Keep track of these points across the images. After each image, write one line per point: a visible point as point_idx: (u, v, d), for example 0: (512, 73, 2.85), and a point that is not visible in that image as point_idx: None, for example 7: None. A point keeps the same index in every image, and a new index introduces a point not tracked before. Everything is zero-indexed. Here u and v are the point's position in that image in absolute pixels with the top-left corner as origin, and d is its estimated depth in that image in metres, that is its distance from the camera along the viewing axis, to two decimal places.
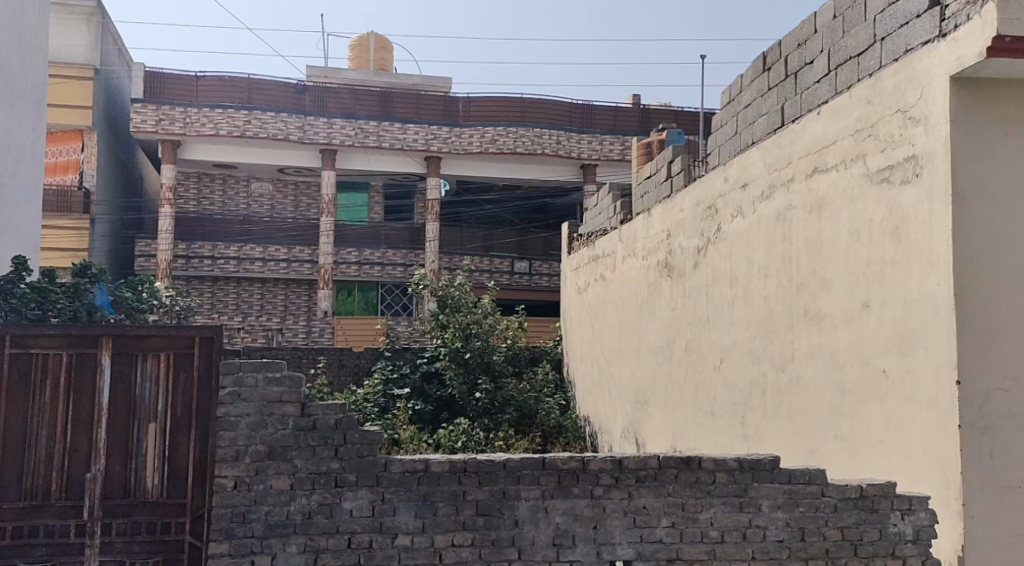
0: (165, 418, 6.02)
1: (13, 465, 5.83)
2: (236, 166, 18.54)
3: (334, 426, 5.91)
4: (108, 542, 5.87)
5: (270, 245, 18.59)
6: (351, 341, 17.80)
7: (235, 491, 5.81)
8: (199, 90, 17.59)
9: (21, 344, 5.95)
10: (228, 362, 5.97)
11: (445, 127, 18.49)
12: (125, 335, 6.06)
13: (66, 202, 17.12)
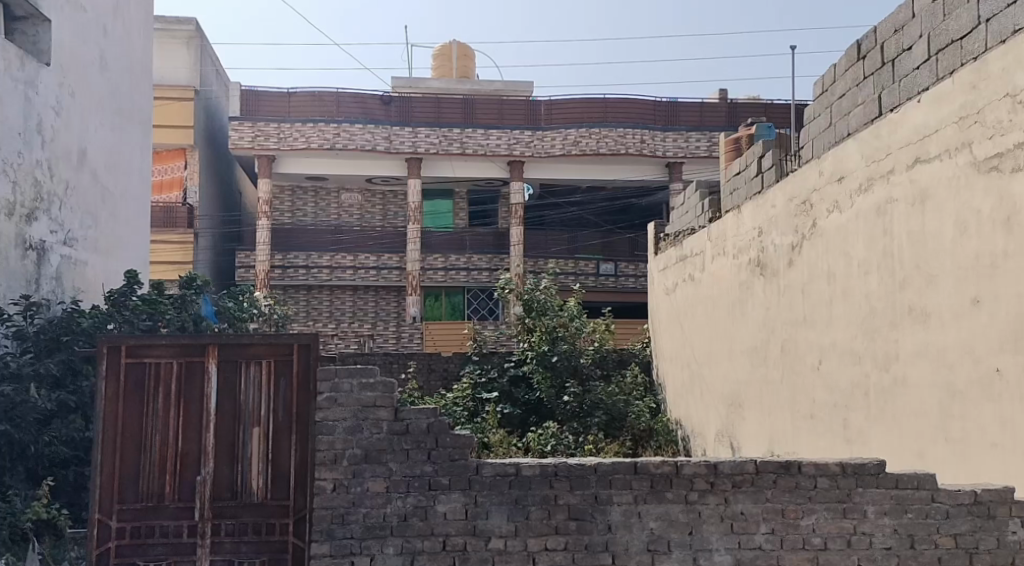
0: (268, 423, 6.22)
1: (131, 469, 6.13)
2: (326, 177, 19.02)
3: (427, 431, 6.07)
4: (218, 542, 6.09)
5: (360, 254, 19.00)
6: (439, 346, 18.28)
7: (334, 494, 6.00)
8: (292, 106, 18.17)
9: (135, 353, 6.25)
10: (325, 368, 6.13)
11: (527, 131, 18.61)
12: (229, 343, 6.29)
13: (170, 218, 17.84)
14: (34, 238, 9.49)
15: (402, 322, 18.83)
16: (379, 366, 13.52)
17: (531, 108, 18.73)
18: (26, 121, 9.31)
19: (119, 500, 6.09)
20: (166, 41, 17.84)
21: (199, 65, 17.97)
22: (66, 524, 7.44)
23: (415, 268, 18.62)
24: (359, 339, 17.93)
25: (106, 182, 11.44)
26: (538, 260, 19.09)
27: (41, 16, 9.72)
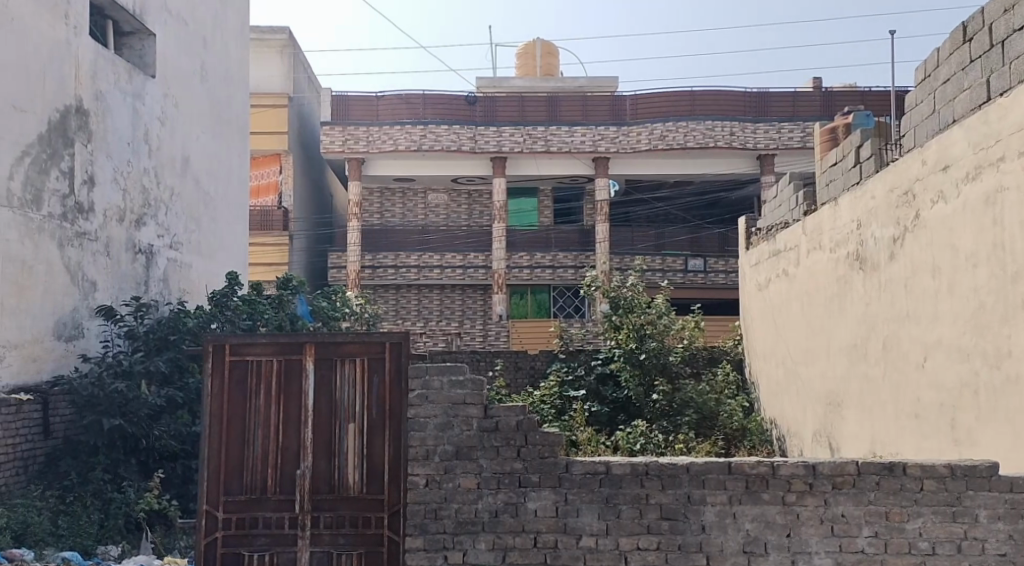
0: (362, 420, 6.36)
1: (235, 462, 6.35)
2: (413, 178, 19.28)
3: (516, 428, 6.11)
4: (317, 534, 6.26)
5: (447, 253, 19.21)
6: (525, 344, 18.23)
7: (427, 489, 6.11)
8: (380, 110, 18.56)
9: (238, 352, 6.46)
10: (416, 366, 6.24)
11: (612, 127, 18.52)
12: (325, 341, 6.45)
13: (266, 221, 18.34)
14: (142, 241, 11.33)
15: (488, 320, 18.99)
16: (467, 364, 13.67)
17: (615, 104, 18.68)
18: (134, 133, 11.14)
19: (224, 492, 6.32)
20: (261, 50, 18.50)
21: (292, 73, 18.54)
22: (175, 515, 8.22)
23: (501, 267, 18.74)
24: (447, 338, 18.17)
25: (208, 187, 13.28)
26: (624, 257, 19.01)
27: (148, 32, 11.52)
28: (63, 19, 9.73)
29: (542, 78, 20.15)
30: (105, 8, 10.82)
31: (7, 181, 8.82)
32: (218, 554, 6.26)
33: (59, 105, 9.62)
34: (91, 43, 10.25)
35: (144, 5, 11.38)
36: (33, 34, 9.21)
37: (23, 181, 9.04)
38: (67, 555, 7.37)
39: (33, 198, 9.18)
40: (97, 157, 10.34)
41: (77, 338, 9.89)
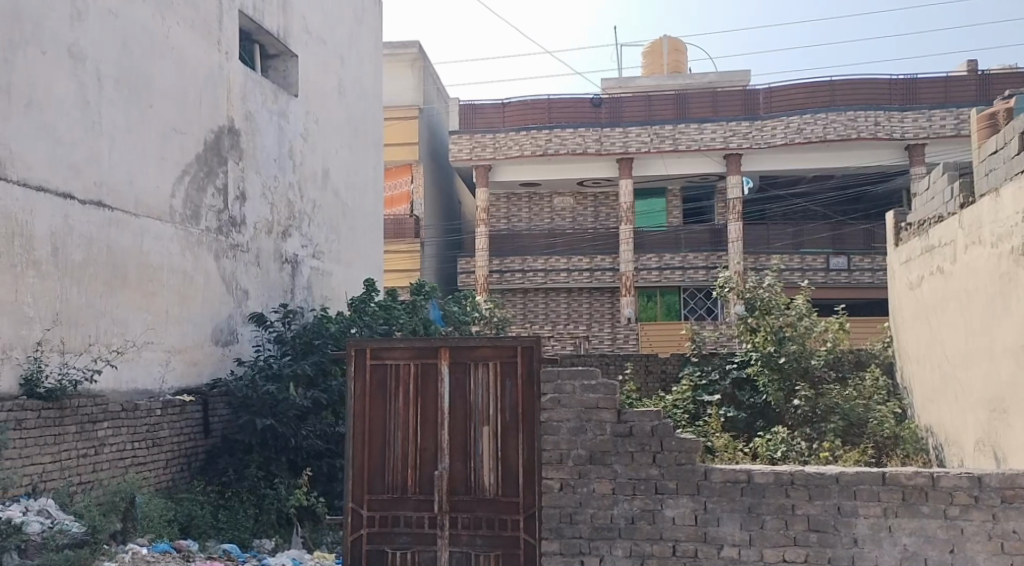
0: (497, 423, 6.33)
1: (376, 462, 6.45)
2: (539, 183, 19.29)
3: (651, 433, 5.99)
4: (456, 534, 6.27)
5: (574, 256, 19.14)
6: (655, 348, 18.53)
7: (562, 493, 6.06)
8: (507, 115, 18.76)
9: (379, 355, 6.55)
10: (548, 370, 6.19)
11: (745, 122, 18.03)
12: (459, 345, 6.43)
13: (400, 230, 18.77)
14: (288, 252, 11.79)
15: (616, 322, 18.84)
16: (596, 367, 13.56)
17: (748, 97, 18.15)
18: (279, 149, 11.61)
19: (367, 489, 6.43)
20: (394, 64, 19.08)
21: (422, 85, 19.04)
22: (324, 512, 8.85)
23: (630, 271, 18.60)
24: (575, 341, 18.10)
25: (346, 198, 13.68)
26: (760, 256, 18.46)
27: (291, 53, 11.97)
28: (216, 46, 10.27)
29: (670, 75, 19.89)
30: (251, 33, 11.32)
31: (169, 199, 9.38)
32: (363, 550, 6.38)
33: (214, 126, 10.17)
34: (241, 67, 10.77)
35: (287, 26, 11.85)
36: (190, 62, 9.77)
37: (183, 198, 9.59)
38: (227, 546, 7.71)
39: (192, 214, 9.72)
40: (248, 174, 10.84)
41: (232, 342, 10.49)
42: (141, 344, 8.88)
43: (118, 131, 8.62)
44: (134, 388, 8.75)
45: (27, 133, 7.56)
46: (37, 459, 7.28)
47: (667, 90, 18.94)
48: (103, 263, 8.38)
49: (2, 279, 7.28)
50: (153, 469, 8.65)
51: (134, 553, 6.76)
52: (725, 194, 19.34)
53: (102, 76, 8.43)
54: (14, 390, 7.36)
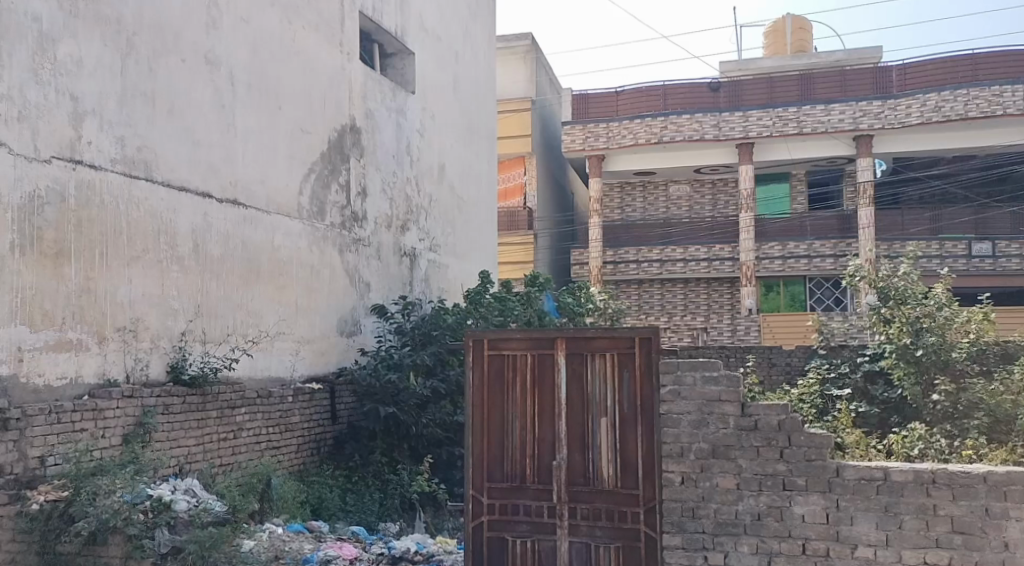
0: (615, 414, 6.18)
1: (495, 451, 6.43)
2: (655, 172, 19.03)
3: (778, 427, 5.77)
4: (576, 525, 6.20)
5: (691, 246, 18.78)
6: (779, 340, 18.03)
7: (683, 487, 5.91)
8: (620, 104, 18.78)
9: (496, 346, 6.52)
10: (668, 361, 6.03)
11: (875, 101, 17.24)
12: (576, 336, 6.32)
13: (514, 222, 18.83)
14: (406, 245, 11.95)
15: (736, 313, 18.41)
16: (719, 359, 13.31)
17: (879, 77, 17.58)
18: (398, 146, 11.78)
19: (486, 477, 6.42)
20: (507, 57, 19.21)
21: (535, 77, 19.03)
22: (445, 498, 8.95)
23: (750, 258, 17.97)
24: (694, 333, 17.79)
25: (462, 192, 13.80)
26: (894, 243, 17.70)
27: (408, 51, 12.14)
28: (338, 47, 10.49)
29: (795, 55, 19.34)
30: (371, 33, 11.53)
31: (297, 196, 9.62)
32: (485, 537, 6.38)
33: (337, 125, 10.40)
34: (361, 68, 10.98)
35: (404, 26, 12.02)
36: (314, 64, 10.01)
37: (310, 195, 9.83)
38: (355, 528, 7.78)
39: (318, 210, 9.96)
40: (368, 170, 11.04)
41: (355, 333, 10.69)
42: (273, 334, 9.15)
43: (251, 132, 8.91)
44: (267, 375, 9.02)
45: (170, 136, 7.85)
46: (183, 441, 7.61)
47: (789, 71, 18.46)
48: (238, 257, 8.65)
49: (151, 272, 7.59)
50: (287, 452, 8.99)
51: (271, 532, 6.91)
52: (854, 178, 18.59)
53: (234, 81, 8.71)
54: (162, 377, 7.68)
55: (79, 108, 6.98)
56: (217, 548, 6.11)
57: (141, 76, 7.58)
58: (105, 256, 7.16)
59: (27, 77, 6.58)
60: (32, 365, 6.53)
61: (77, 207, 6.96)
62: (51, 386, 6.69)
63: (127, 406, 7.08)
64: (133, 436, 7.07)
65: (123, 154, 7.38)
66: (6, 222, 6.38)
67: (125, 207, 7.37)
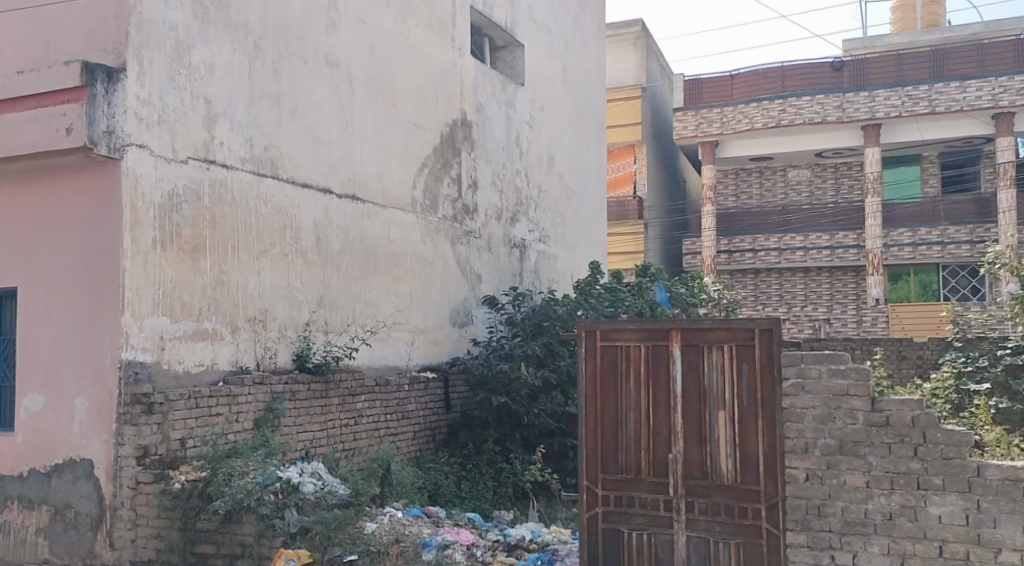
0: (733, 407, 5.88)
1: (609, 442, 6.26)
2: (772, 157, 18.50)
3: (912, 424, 5.43)
4: (692, 519, 5.95)
5: (812, 233, 18.19)
6: (910, 332, 17.56)
7: (807, 484, 5.63)
8: (734, 88, 18.48)
9: (609, 337, 6.32)
10: (791, 353, 5.72)
11: (1018, 77, 16.33)
12: (692, 327, 6.02)
13: (623, 211, 18.65)
14: (516, 237, 11.97)
15: (862, 304, 17.90)
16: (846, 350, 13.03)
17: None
18: (507, 138, 11.80)
19: (600, 469, 6.27)
20: (617, 45, 19.08)
21: (646, 63, 18.83)
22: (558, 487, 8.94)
23: (877, 246, 17.39)
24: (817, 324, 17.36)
25: (571, 182, 13.72)
26: None
27: (518, 43, 12.11)
28: (449, 42, 10.56)
29: (925, 30, 18.54)
30: (482, 27, 11.59)
31: (411, 190, 9.74)
32: (599, 528, 6.23)
33: (448, 120, 10.48)
34: (472, 62, 11.02)
35: (515, 18, 12.01)
36: (427, 60, 10.10)
37: (423, 189, 9.93)
38: (471, 515, 7.76)
39: (430, 203, 10.06)
40: (479, 163, 11.10)
41: (467, 324, 10.78)
42: (390, 324, 9.32)
43: (367, 129, 9.05)
44: (384, 364, 9.19)
45: (293, 135, 8.06)
46: (309, 426, 7.83)
47: (920, 48, 17.71)
48: (357, 251, 8.82)
49: (277, 265, 7.82)
50: (404, 438, 9.19)
51: (391, 515, 6.85)
52: (993, 158, 17.62)
53: (352, 79, 8.88)
54: (289, 365, 7.92)
55: (211, 111, 7.23)
56: (342, 531, 6.15)
57: (267, 78, 7.81)
58: (236, 251, 7.41)
59: (166, 83, 6.85)
60: (173, 352, 6.81)
61: (211, 204, 7.21)
62: (190, 372, 6.97)
63: (258, 392, 7.31)
64: (263, 420, 7.30)
65: (251, 154, 7.62)
66: (148, 219, 6.65)
67: (254, 204, 7.61)
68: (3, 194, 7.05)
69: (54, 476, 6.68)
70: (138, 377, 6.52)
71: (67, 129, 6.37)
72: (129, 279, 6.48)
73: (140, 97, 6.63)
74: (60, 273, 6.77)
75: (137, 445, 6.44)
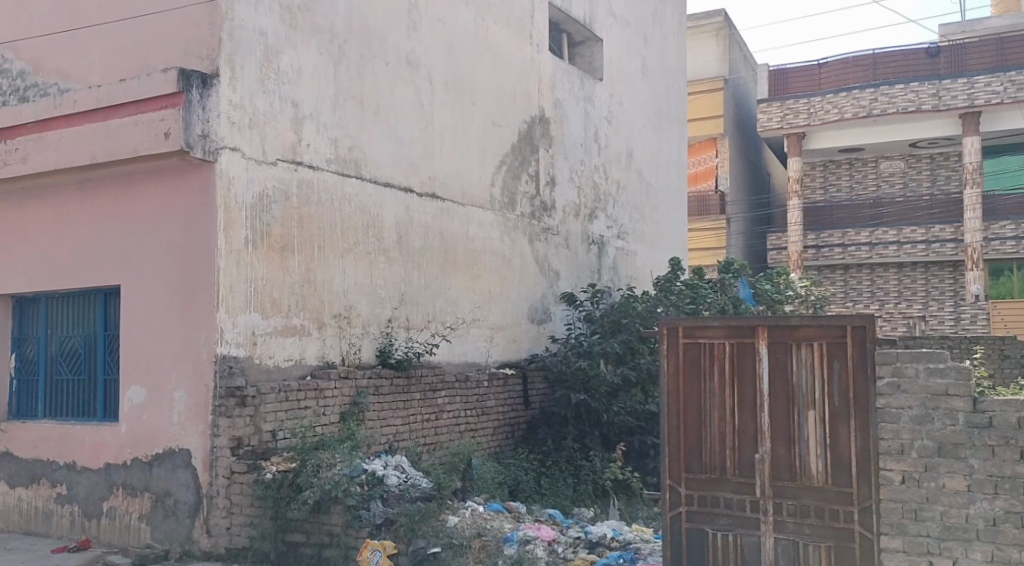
0: (824, 407, 5.50)
1: (693, 440, 5.91)
2: (863, 148, 17.97)
3: (1017, 425, 5.00)
4: (780, 521, 5.60)
5: (906, 227, 17.64)
6: (1011, 329, 17.16)
7: (904, 487, 5.26)
8: (822, 78, 18.27)
9: (692, 334, 5.95)
10: (885, 351, 5.34)
11: None
12: (780, 323, 5.65)
13: (705, 206, 18.41)
14: (594, 233, 11.88)
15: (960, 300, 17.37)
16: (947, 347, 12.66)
17: None
18: (585, 134, 11.71)
19: (684, 468, 5.92)
20: (699, 36, 18.80)
21: (728, 54, 18.48)
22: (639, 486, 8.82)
23: (976, 241, 16.91)
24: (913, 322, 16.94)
25: (650, 177, 13.57)
26: None
27: (597, 38, 12.02)
28: (528, 39, 10.54)
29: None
30: (561, 23, 11.55)
31: (489, 187, 9.74)
32: (683, 528, 5.91)
33: (526, 117, 10.45)
34: (550, 58, 10.98)
35: (593, 13, 11.91)
36: (507, 59, 10.10)
37: (501, 186, 9.92)
38: (551, 511, 7.63)
39: (509, 201, 10.05)
40: (558, 160, 11.05)
41: (546, 321, 10.74)
42: (470, 321, 9.33)
43: (446, 127, 9.08)
44: (464, 361, 9.21)
45: (376, 136, 8.14)
46: (392, 421, 7.91)
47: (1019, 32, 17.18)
48: (437, 249, 8.86)
49: (361, 263, 7.91)
50: (484, 434, 9.20)
51: (473, 509, 6.77)
52: None
53: (432, 79, 8.91)
54: (372, 360, 7.99)
55: (299, 114, 7.36)
56: (425, 522, 6.08)
57: (351, 80, 7.90)
58: (323, 249, 7.51)
59: (257, 87, 6.98)
60: (264, 347, 6.94)
61: (300, 204, 7.33)
62: (281, 366, 7.10)
63: (344, 386, 7.41)
64: (349, 413, 7.40)
65: (337, 155, 7.71)
66: (241, 219, 6.80)
67: (340, 204, 7.70)
68: (106, 194, 7.28)
69: (155, 465, 6.88)
70: (232, 371, 6.65)
71: (166, 134, 6.59)
72: (224, 277, 6.64)
73: (233, 102, 6.77)
74: (158, 270, 6.96)
75: (232, 436, 6.58)
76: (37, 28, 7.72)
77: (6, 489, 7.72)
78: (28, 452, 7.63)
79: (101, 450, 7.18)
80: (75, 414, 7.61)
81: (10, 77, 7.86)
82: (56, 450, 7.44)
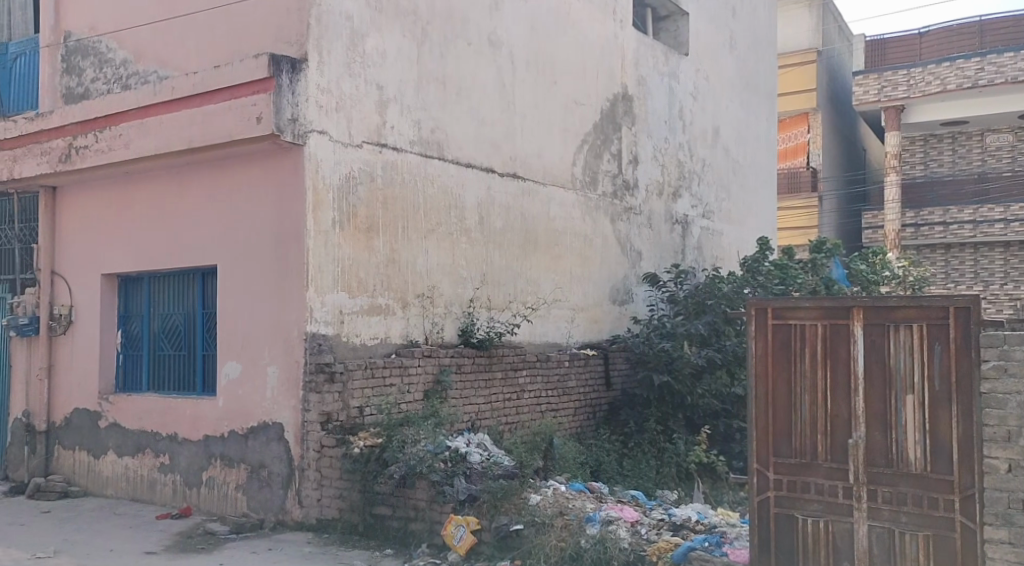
0: (924, 392, 5.04)
1: (782, 424, 5.48)
2: (967, 121, 17.20)
3: None
4: (875, 509, 5.16)
5: (1013, 204, 16.80)
6: None
7: (1011, 476, 4.77)
8: (922, 49, 17.81)
9: (782, 315, 5.53)
10: (991, 334, 4.86)
11: None
12: (879, 303, 5.18)
13: (796, 184, 17.96)
14: (678, 212, 11.65)
15: None
16: None
17: None
18: (670, 111, 11.47)
19: (771, 452, 5.51)
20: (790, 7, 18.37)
21: (821, 25, 17.97)
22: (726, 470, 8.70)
23: None
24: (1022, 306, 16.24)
25: (738, 154, 13.24)
26: None
27: (682, 12, 11.74)
28: (611, 16, 10.35)
29: None
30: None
31: (571, 167, 9.62)
32: (771, 514, 5.49)
33: (610, 94, 10.28)
34: (634, 34, 10.77)
35: None
36: (589, 37, 9.94)
37: (583, 165, 9.80)
38: (634, 492, 7.49)
39: (591, 179, 9.91)
40: (641, 138, 10.85)
41: (628, 302, 10.60)
42: (551, 301, 9.26)
43: (529, 106, 9.01)
44: (546, 341, 9.15)
45: (459, 115, 8.11)
46: (474, 399, 7.89)
47: None
48: (518, 229, 8.80)
49: (444, 243, 7.90)
50: (565, 414, 9.14)
51: (555, 488, 6.68)
52: None
53: (514, 59, 8.83)
54: (454, 340, 7.98)
55: (384, 96, 7.37)
56: (507, 500, 5.98)
57: (434, 61, 7.86)
58: (406, 230, 7.52)
59: (343, 71, 7.01)
60: (351, 326, 7.00)
61: (385, 185, 7.35)
62: (367, 345, 7.15)
63: (427, 364, 7.43)
64: (432, 391, 7.43)
65: (420, 136, 7.70)
66: (328, 200, 6.86)
67: (423, 185, 7.70)
68: (205, 176, 7.43)
69: (250, 438, 7.03)
70: (321, 348, 6.75)
71: (257, 118, 6.64)
72: (313, 257, 6.72)
73: (320, 85, 6.82)
74: (251, 251, 7.08)
75: (321, 411, 6.67)
76: (137, 17, 7.89)
77: (114, 458, 7.99)
78: (133, 423, 7.87)
79: (200, 423, 7.37)
80: (176, 389, 7.81)
81: (113, 66, 8.08)
82: (160, 422, 7.66)
